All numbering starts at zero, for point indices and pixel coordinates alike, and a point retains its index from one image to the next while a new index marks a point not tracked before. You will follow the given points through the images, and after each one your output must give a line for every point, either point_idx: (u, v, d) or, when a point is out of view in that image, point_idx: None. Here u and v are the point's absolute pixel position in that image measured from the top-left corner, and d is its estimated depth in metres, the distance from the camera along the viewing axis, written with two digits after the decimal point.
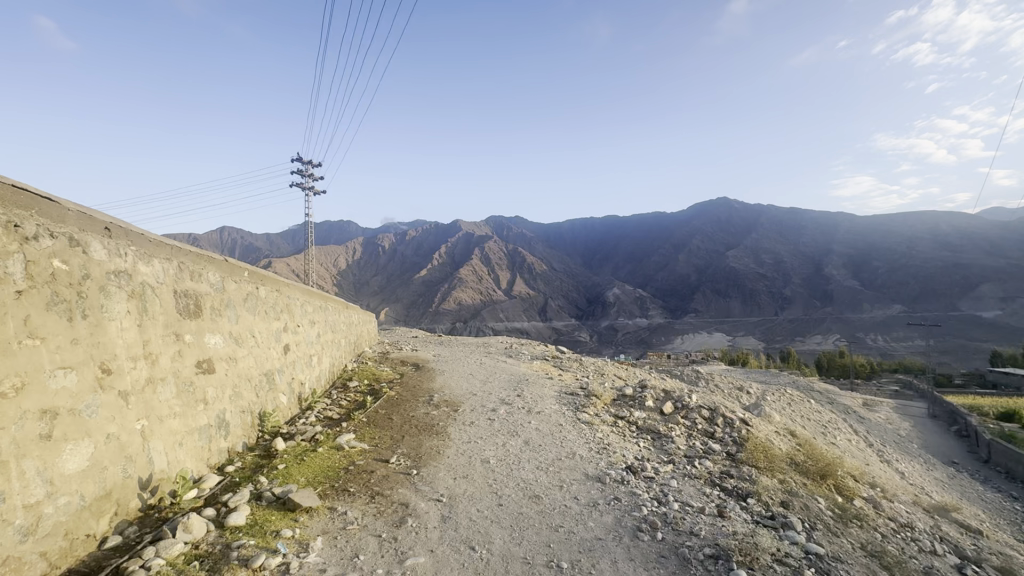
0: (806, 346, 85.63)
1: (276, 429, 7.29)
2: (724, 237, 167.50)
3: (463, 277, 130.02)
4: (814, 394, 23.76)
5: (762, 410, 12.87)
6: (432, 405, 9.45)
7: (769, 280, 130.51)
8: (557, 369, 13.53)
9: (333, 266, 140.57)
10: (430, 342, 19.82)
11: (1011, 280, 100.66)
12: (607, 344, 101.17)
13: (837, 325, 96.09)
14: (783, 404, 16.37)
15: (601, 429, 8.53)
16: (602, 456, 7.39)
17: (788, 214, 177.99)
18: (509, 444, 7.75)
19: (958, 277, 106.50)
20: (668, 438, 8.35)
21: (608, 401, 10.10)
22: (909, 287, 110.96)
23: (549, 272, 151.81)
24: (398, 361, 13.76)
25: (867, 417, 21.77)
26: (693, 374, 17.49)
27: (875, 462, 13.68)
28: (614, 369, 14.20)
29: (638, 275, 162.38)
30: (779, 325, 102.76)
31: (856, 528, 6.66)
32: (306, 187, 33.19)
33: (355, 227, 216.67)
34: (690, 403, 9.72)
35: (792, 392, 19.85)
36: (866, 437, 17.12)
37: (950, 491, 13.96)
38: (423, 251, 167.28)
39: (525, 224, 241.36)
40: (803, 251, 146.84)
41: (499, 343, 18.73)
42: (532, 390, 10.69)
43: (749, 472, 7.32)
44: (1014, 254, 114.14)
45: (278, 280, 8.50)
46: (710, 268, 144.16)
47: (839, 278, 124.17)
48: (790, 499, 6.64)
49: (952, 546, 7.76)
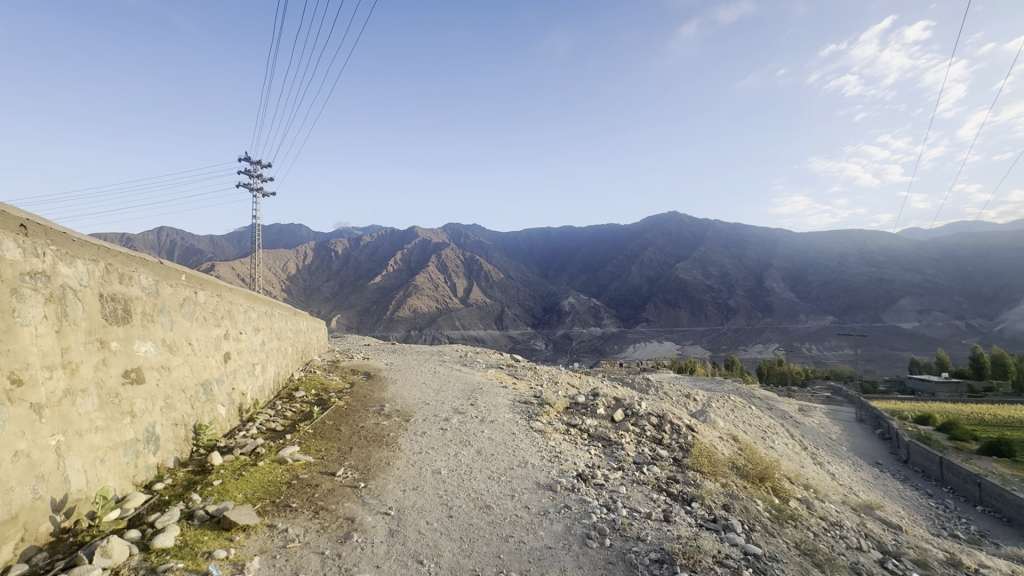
0: (748, 355, 90.19)
1: (212, 442, 6.87)
2: (673, 250, 174.21)
3: (419, 284, 128.44)
4: (756, 400, 24.96)
5: (706, 417, 13.42)
6: (383, 415, 9.22)
7: (715, 292, 136.74)
8: (511, 378, 13.54)
9: (282, 271, 135.10)
10: (383, 350, 19.40)
11: (926, 295, 110.30)
12: (562, 352, 102.59)
13: (776, 335, 101.67)
14: (726, 410, 17.16)
15: (553, 437, 8.60)
16: (554, 464, 7.42)
17: (732, 230, 187.63)
18: (462, 453, 7.67)
19: (882, 290, 115.69)
20: (618, 445, 8.53)
21: (561, 410, 10.21)
22: (839, 299, 119.14)
23: (506, 280, 152.37)
24: (349, 369, 13.35)
25: (802, 422, 23.07)
26: (643, 382, 17.96)
27: (809, 465, 14.56)
28: (568, 377, 14.36)
29: (593, 284, 166.06)
30: (723, 335, 107.59)
31: (790, 528, 7.03)
32: (255, 188, 31.75)
33: (306, 231, 209.49)
34: (639, 410, 9.95)
35: (735, 399, 20.82)
36: (801, 440, 18.17)
37: (875, 490, 15.02)
38: (377, 257, 163.85)
39: (482, 232, 241.57)
40: (746, 264, 154.98)
41: (454, 351, 18.56)
42: (485, 399, 10.65)
43: (694, 477, 7.57)
44: (928, 272, 125.10)
45: (219, 284, 8.06)
46: (660, 279, 149.48)
47: (778, 290, 131.70)
48: (731, 502, 6.92)
49: (874, 542, 8.33)
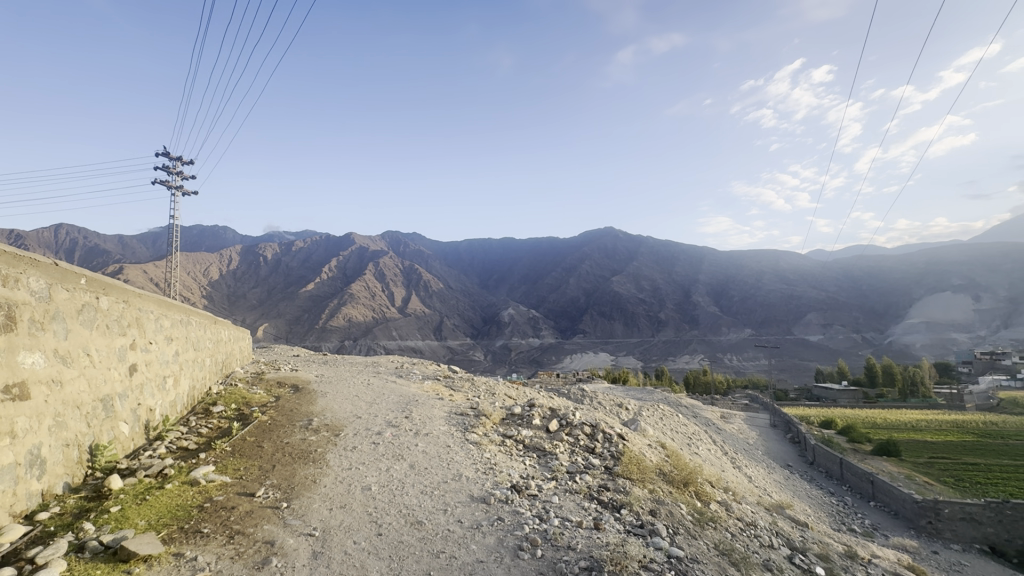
0: (676, 365, 95.14)
1: (111, 464, 6.21)
2: (609, 264, 180.98)
3: (354, 292, 124.14)
4: (682, 409, 26.24)
5: (637, 425, 13.97)
6: (311, 430, 8.77)
7: (647, 304, 143.39)
8: (448, 389, 13.33)
9: (203, 276, 125.47)
10: (313, 361, 18.42)
11: (829, 310, 122.15)
12: (501, 363, 102.80)
13: (701, 346, 108.00)
14: (655, 419, 17.97)
15: (489, 449, 8.56)
16: (489, 476, 7.40)
17: (663, 246, 198.36)
18: (394, 468, 7.44)
19: (792, 305, 126.74)
20: (552, 455, 8.66)
21: (497, 421, 10.20)
22: (756, 313, 129.05)
23: (445, 290, 151.06)
24: (274, 382, 12.53)
25: (724, 429, 24.48)
26: (578, 393, 18.32)
27: (729, 468, 15.53)
28: (505, 388, 14.37)
29: (532, 296, 168.67)
30: (654, 347, 112.74)
31: (710, 530, 7.42)
32: (173, 185, 29.37)
33: (232, 234, 196.42)
34: (574, 420, 10.15)
35: (664, 407, 21.83)
36: (722, 446, 19.36)
37: (786, 490, 16.27)
38: (310, 263, 156.77)
39: (423, 240, 238.58)
40: (675, 278, 164.11)
41: (389, 362, 18.00)
42: (421, 411, 10.42)
43: (623, 485, 7.80)
44: (831, 289, 138.84)
45: (126, 290, 7.36)
46: (596, 292, 154.50)
47: (704, 304, 140.36)
48: (658, 507, 7.22)
49: (785, 539, 8.98)
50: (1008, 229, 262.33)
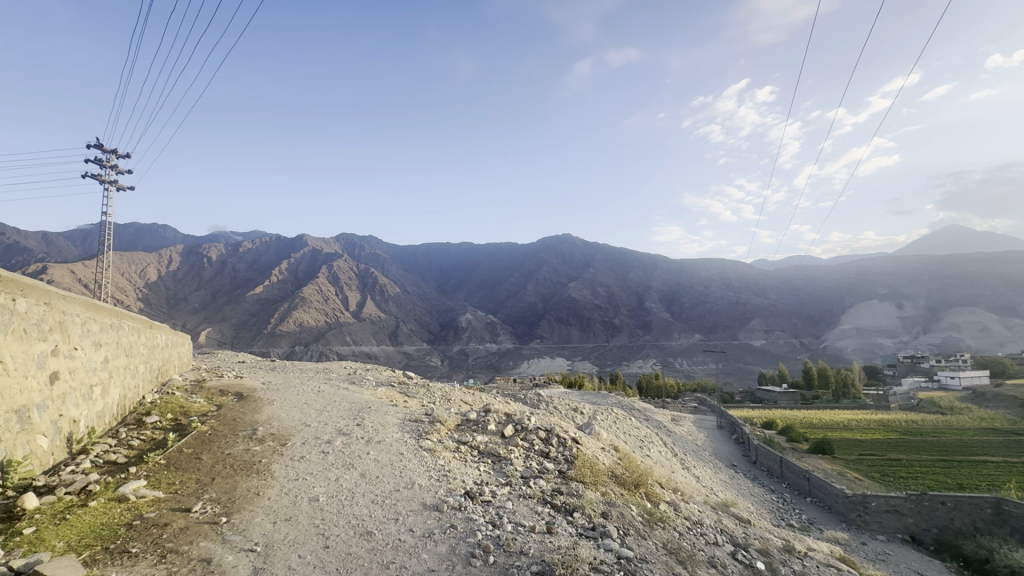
0: (630, 369, 97.70)
1: (27, 482, 5.69)
2: (566, 270, 183.89)
3: (306, 296, 119.87)
4: (636, 412, 26.90)
5: (592, 429, 14.22)
6: (255, 440, 8.37)
7: (603, 310, 146.57)
8: (403, 396, 13.08)
9: (138, 277, 117.49)
10: (260, 367, 17.57)
11: (770, 317, 129.16)
12: (458, 369, 102.01)
13: (654, 351, 111.42)
14: (609, 422, 18.37)
15: (443, 456, 8.46)
16: (442, 483, 7.31)
17: (618, 254, 203.71)
18: (344, 478, 7.20)
19: (738, 312, 133.08)
20: (507, 460, 8.68)
21: (452, 427, 10.07)
22: (705, 319, 134.61)
23: (402, 295, 148.54)
24: (216, 390, 11.87)
25: (674, 431, 25.29)
26: (534, 398, 18.43)
27: (678, 470, 16.08)
28: (461, 394, 14.26)
29: (490, 301, 168.75)
30: (609, 351, 115.31)
31: (659, 529, 7.64)
32: (107, 180, 27.41)
33: (172, 233, 185.29)
34: (529, 425, 10.18)
35: (618, 411, 22.36)
36: (672, 447, 20.02)
37: (731, 488, 17.01)
38: (259, 266, 150.19)
39: (379, 244, 234.04)
40: (629, 285, 168.76)
41: (341, 369, 17.43)
42: (373, 418, 10.16)
43: (576, 488, 7.93)
44: (773, 296, 146.87)
45: (48, 291, 6.78)
46: (554, 297, 156.46)
47: (656, 310, 144.98)
48: (609, 510, 7.37)
49: (729, 536, 9.35)
50: (922, 243, 288.86)
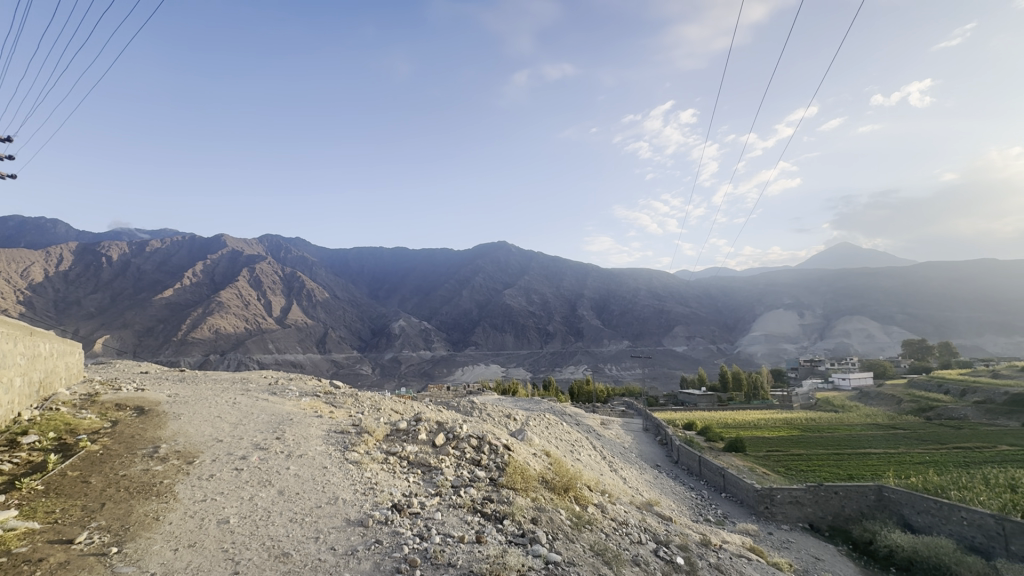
0: (563, 375, 100.00)
1: None
2: (502, 277, 185.28)
3: (223, 301, 111.43)
4: (567, 418, 27.50)
5: (525, 435, 14.35)
6: (156, 459, 7.57)
7: (537, 317, 149.07)
8: (328, 406, 12.44)
9: (19, 278, 103.29)
10: (165, 379, 15.94)
11: (691, 324, 137.71)
12: (389, 377, 99.08)
13: (585, 357, 114.75)
14: (541, 428, 18.62)
15: (370, 468, 8.13)
16: (368, 497, 7.02)
17: (552, 262, 208.63)
18: (259, 496, 6.71)
19: (663, 319, 140.53)
20: (437, 470, 8.52)
21: (380, 438, 9.71)
22: (633, 326, 140.93)
23: (331, 300, 142.39)
24: (111, 404, 10.66)
25: (603, 434, 26.15)
26: (467, 405, 18.28)
27: (606, 472, 16.65)
28: (391, 403, 13.81)
29: (424, 307, 166.09)
30: (543, 358, 117.21)
31: (587, 532, 7.82)
32: None
33: (64, 229, 165.17)
34: (461, 433, 10.04)
35: (550, 417, 22.77)
36: (601, 450, 20.63)
37: (655, 488, 17.86)
38: (168, 267, 137.55)
39: (306, 247, 223.23)
40: (562, 292, 173.20)
41: (261, 378, 16.31)
42: (295, 431, 9.58)
43: (507, 496, 7.91)
44: (693, 305, 157.04)
45: None
46: (489, 304, 156.97)
47: (588, 317, 149.71)
48: (538, 515, 7.43)
49: (652, 533, 9.74)
50: (820, 258, 321.36)
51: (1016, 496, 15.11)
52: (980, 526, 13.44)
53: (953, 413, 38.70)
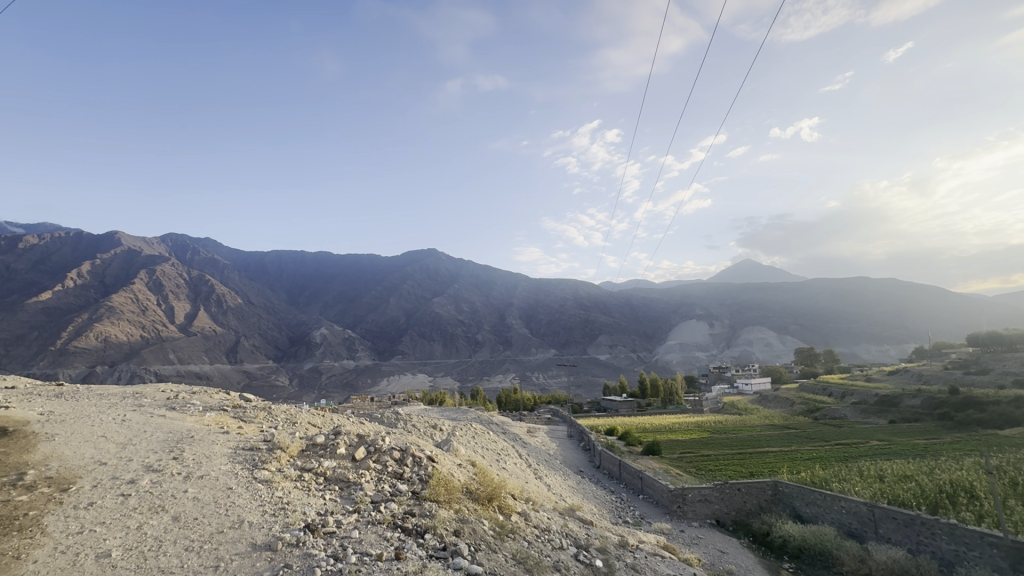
0: (491, 384, 100.35)
1: None
2: (431, 285, 182.85)
3: (115, 306, 100.00)
4: (494, 427, 27.53)
5: (450, 445, 14.19)
6: (20, 487, 6.58)
7: (466, 325, 148.72)
8: (236, 422, 11.47)
9: None
10: (37, 394, 13.90)
11: (613, 333, 144.06)
12: (308, 388, 93.88)
13: (514, 365, 115.99)
14: (468, 438, 18.52)
15: (281, 487, 7.62)
16: (278, 518, 6.58)
17: (482, 271, 209.75)
18: (149, 525, 6.05)
19: (588, 328, 145.81)
20: (357, 486, 8.18)
21: (295, 453, 9.13)
22: (559, 335, 144.88)
23: (244, 306, 132.74)
24: None
25: (529, 442, 26.46)
26: (392, 416, 17.73)
27: (530, 479, 16.88)
28: (309, 416, 13.05)
29: (348, 315, 159.59)
30: (471, 366, 116.82)
31: (510, 541, 7.84)
32: None
33: None
34: (383, 445, 9.68)
35: (477, 426, 22.65)
36: (527, 458, 20.81)
37: (578, 493, 18.35)
38: (47, 266, 121.23)
39: (217, 249, 207.03)
40: (491, 301, 174.41)
41: (158, 393, 14.69)
42: (196, 449, 8.77)
43: (429, 509, 7.76)
44: (616, 314, 164.62)
45: None
46: (417, 313, 154.21)
47: (516, 325, 151.74)
48: (461, 526, 7.36)
49: (574, 538, 9.97)
50: (729, 272, 349.96)
51: (884, 484, 17.26)
52: (855, 513, 15.14)
53: (836, 413, 43.67)
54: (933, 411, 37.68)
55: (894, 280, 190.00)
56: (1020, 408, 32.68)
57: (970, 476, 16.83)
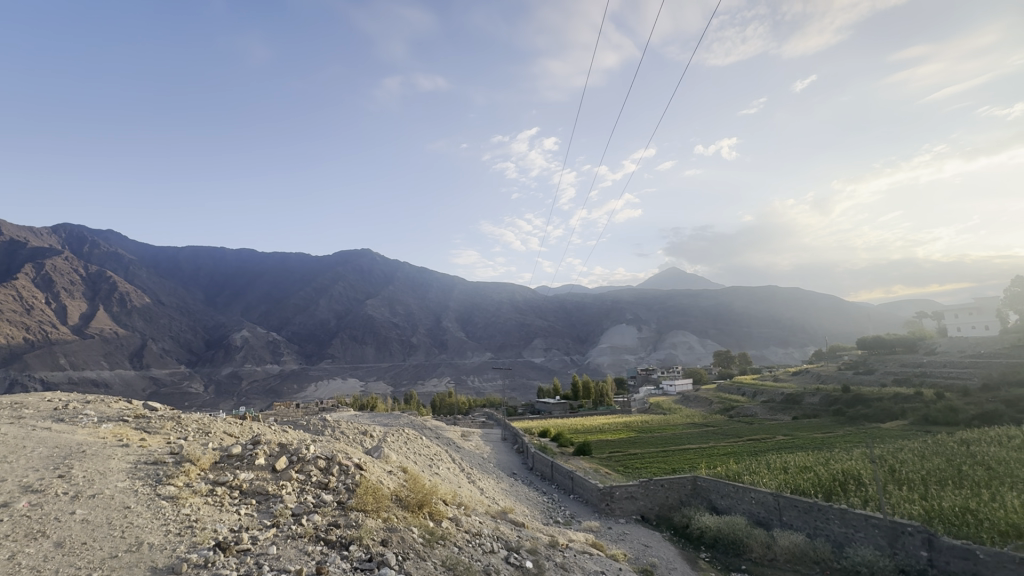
0: (425, 389, 98.73)
1: None
2: (364, 287, 177.02)
3: None
4: (428, 431, 27.08)
5: (381, 452, 13.77)
6: None
7: (400, 328, 145.24)
8: (138, 433, 10.41)
9: None
10: None
11: (549, 336, 146.82)
12: (226, 395, 87.40)
13: (449, 368, 114.78)
14: (400, 443, 18.06)
15: (189, 503, 7.01)
16: (185, 537, 6.06)
17: (418, 274, 206.26)
18: (26, 553, 5.35)
19: (524, 331, 147.50)
20: (277, 498, 7.71)
21: (207, 466, 8.44)
22: (495, 338, 145.34)
23: (153, 306, 121.30)
24: None
25: (463, 446, 26.26)
26: (319, 423, 16.90)
27: (463, 484, 16.77)
28: (225, 425, 12.15)
29: (273, 317, 150.54)
30: (405, 370, 114.13)
31: (439, 547, 7.72)
32: None
33: None
34: (307, 454, 9.18)
35: (409, 431, 22.16)
36: (461, 463, 20.69)
37: (510, 495, 18.49)
38: None
39: (123, 243, 188.11)
40: (427, 304, 171.69)
41: (42, 404, 12.96)
42: (88, 465, 7.87)
43: (356, 518, 7.47)
44: (551, 318, 167.91)
45: None
46: (349, 315, 148.53)
47: (452, 329, 150.57)
48: (389, 536, 7.16)
49: (505, 542, 9.98)
50: (659, 279, 368.01)
51: (788, 476, 18.90)
52: (763, 502, 16.44)
53: (748, 412, 47.18)
54: (829, 407, 41.77)
55: (800, 290, 208.85)
56: (898, 403, 37.09)
57: (857, 465, 18.86)
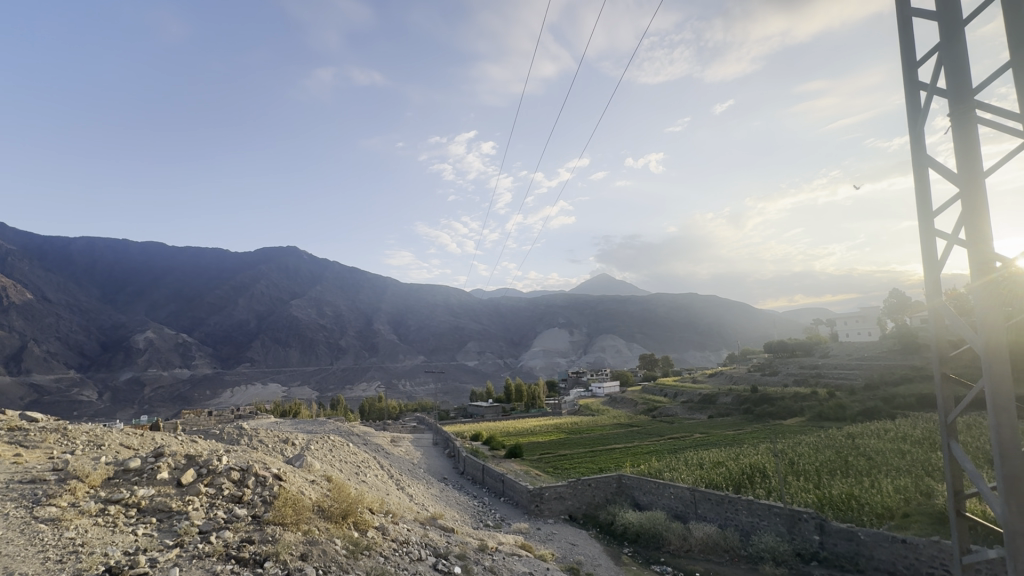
0: (353, 394, 95.08)
1: None
2: (289, 287, 167.53)
3: None
4: (355, 438, 26.04)
5: (302, 461, 13.05)
6: None
7: (328, 330, 138.91)
8: (12, 448, 9.12)
9: None
10: None
11: (482, 340, 146.95)
12: (125, 403, 78.93)
13: (379, 372, 111.31)
14: (324, 451, 17.22)
15: (74, 525, 6.25)
16: (68, 564, 5.40)
17: (348, 275, 198.47)
18: None
19: (457, 335, 146.43)
20: (182, 515, 7.08)
21: (97, 483, 7.55)
22: (428, 341, 143.07)
23: (36, 303, 107.00)
24: None
25: (392, 453, 25.51)
26: (234, 432, 15.70)
27: (392, 491, 16.31)
28: (122, 436, 10.96)
29: (184, 317, 138.25)
30: (332, 374, 109.16)
31: (363, 558, 7.45)
32: None
33: None
34: (219, 466, 8.51)
35: (334, 438, 21.14)
36: (389, 469, 20.12)
37: (439, 500, 18.23)
38: None
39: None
40: (357, 306, 165.56)
41: None
42: None
43: (273, 533, 7.03)
44: (485, 322, 168.14)
45: None
46: (271, 316, 139.88)
47: (384, 331, 146.39)
48: (309, 549, 6.80)
49: (432, 548, 9.81)
50: (589, 285, 380.62)
51: (704, 471, 20.20)
52: (680, 498, 17.45)
53: (669, 412, 49.94)
54: (741, 406, 45.24)
55: (716, 297, 224.85)
56: (797, 402, 40.89)
57: (763, 459, 20.58)
